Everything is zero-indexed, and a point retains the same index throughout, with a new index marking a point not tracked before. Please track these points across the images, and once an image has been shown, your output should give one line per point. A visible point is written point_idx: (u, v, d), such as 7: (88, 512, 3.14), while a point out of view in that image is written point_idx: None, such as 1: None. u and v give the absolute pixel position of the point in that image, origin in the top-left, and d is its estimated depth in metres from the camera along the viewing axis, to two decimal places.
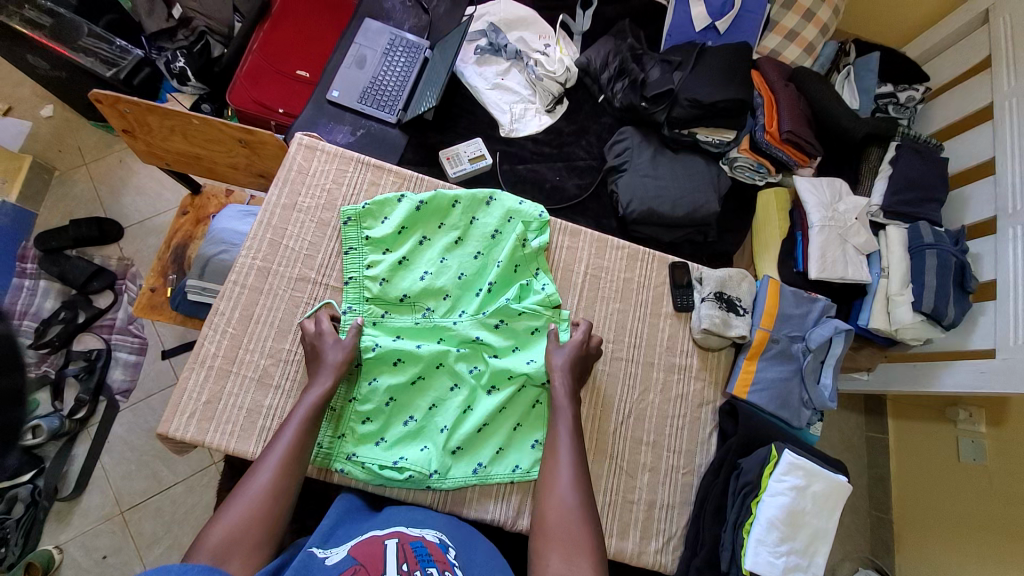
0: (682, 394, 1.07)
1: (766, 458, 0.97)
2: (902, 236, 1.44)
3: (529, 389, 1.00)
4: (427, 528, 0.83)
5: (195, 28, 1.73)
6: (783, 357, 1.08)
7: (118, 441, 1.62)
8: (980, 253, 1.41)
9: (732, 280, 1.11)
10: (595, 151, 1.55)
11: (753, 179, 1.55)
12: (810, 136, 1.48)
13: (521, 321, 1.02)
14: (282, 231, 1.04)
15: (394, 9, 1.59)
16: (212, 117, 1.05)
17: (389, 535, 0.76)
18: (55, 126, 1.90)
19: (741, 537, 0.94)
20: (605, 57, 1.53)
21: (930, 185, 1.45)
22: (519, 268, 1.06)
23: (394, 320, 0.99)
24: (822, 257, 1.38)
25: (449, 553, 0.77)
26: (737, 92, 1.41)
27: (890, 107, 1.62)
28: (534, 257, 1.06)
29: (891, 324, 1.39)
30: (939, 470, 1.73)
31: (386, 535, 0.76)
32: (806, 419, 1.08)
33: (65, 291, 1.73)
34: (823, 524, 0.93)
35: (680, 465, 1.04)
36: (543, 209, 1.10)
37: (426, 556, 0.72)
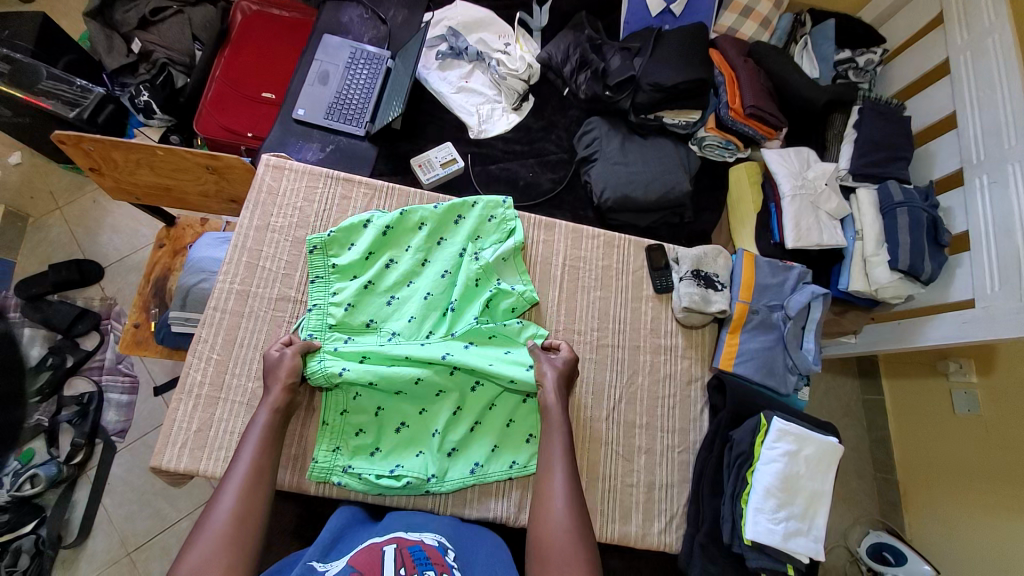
0: (670, 374, 1.09)
1: (756, 428, 0.98)
2: (874, 197, 1.46)
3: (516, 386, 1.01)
4: (425, 531, 0.84)
5: (156, 61, 1.73)
6: (765, 327, 1.09)
7: (119, 483, 1.63)
8: (951, 206, 1.43)
9: (707, 257, 1.12)
10: (565, 144, 1.56)
11: (723, 157, 1.58)
12: (774, 108, 1.50)
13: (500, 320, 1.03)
14: (258, 253, 1.04)
15: (352, 23, 1.59)
16: (176, 147, 1.05)
17: (388, 542, 0.76)
18: (24, 173, 1.88)
19: (740, 507, 0.94)
20: (566, 51, 1.53)
21: (895, 145, 1.47)
22: (480, 281, 1.04)
23: (356, 345, 0.97)
24: (798, 225, 1.40)
25: (448, 553, 0.78)
26: (697, 72, 1.42)
27: (850, 72, 1.65)
28: (510, 253, 1.08)
29: (871, 285, 1.41)
30: (936, 425, 1.76)
31: (384, 542, 0.76)
32: (794, 385, 1.09)
33: (51, 336, 1.69)
34: (818, 486, 0.95)
35: (675, 444, 1.05)
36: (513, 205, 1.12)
37: (424, 558, 0.72)
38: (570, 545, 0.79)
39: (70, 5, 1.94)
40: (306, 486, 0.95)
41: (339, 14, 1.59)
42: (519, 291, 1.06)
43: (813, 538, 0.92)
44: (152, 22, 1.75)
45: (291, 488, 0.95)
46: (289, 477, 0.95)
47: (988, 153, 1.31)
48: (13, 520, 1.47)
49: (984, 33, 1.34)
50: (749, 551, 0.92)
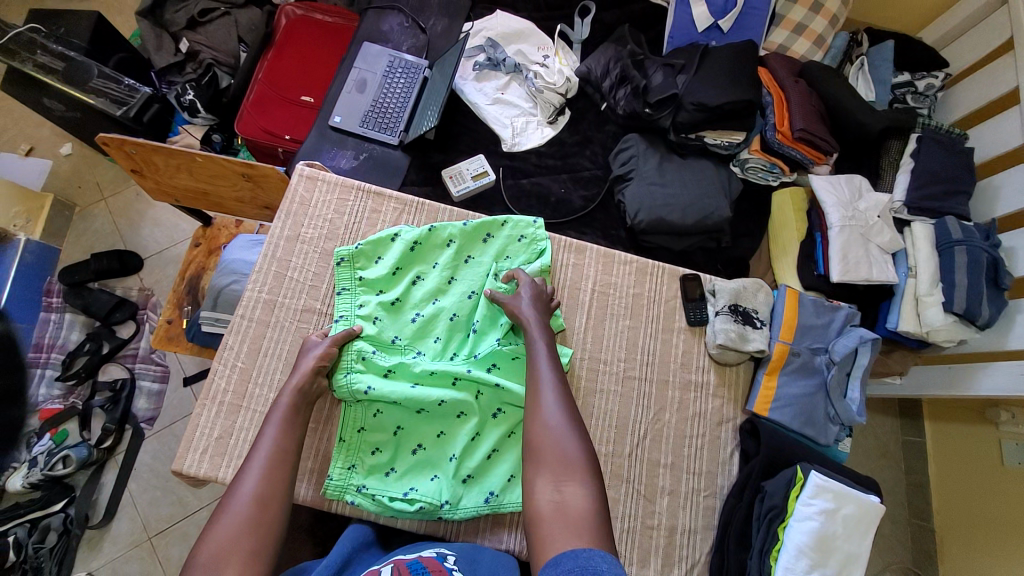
0: (699, 413, 1.03)
1: (791, 481, 0.91)
2: (930, 232, 1.36)
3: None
4: (427, 548, 0.81)
5: (202, 62, 1.78)
6: (805, 371, 1.02)
7: (144, 469, 1.70)
8: (1014, 247, 1.32)
9: (746, 291, 1.06)
10: (600, 160, 1.52)
11: (767, 181, 1.51)
12: (825, 132, 1.42)
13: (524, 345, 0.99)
14: (286, 263, 1.04)
15: (392, 31, 1.58)
16: (214, 154, 1.06)
17: (385, 564, 0.73)
18: (74, 164, 1.96)
19: (768, 564, 0.88)
20: (606, 65, 1.49)
21: (957, 178, 1.38)
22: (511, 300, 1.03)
23: (384, 358, 0.95)
24: (844, 258, 1.32)
25: (447, 561, 0.75)
26: (744, 92, 1.36)
27: (908, 96, 1.56)
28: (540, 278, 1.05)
29: (922, 326, 1.31)
30: (982, 475, 1.64)
31: (383, 562, 0.74)
32: (834, 436, 1.02)
33: (89, 323, 1.79)
34: (856, 548, 0.88)
35: (701, 488, 0.99)
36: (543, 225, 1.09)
37: (419, 567, 0.70)
38: (566, 453, 0.74)
39: (126, 4, 2.01)
40: (320, 503, 0.95)
41: (380, 22, 1.59)
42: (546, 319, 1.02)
43: None
44: (199, 22, 1.79)
45: (306, 502, 0.94)
46: (304, 492, 0.95)
47: None
48: (45, 498, 1.57)
49: None
50: None
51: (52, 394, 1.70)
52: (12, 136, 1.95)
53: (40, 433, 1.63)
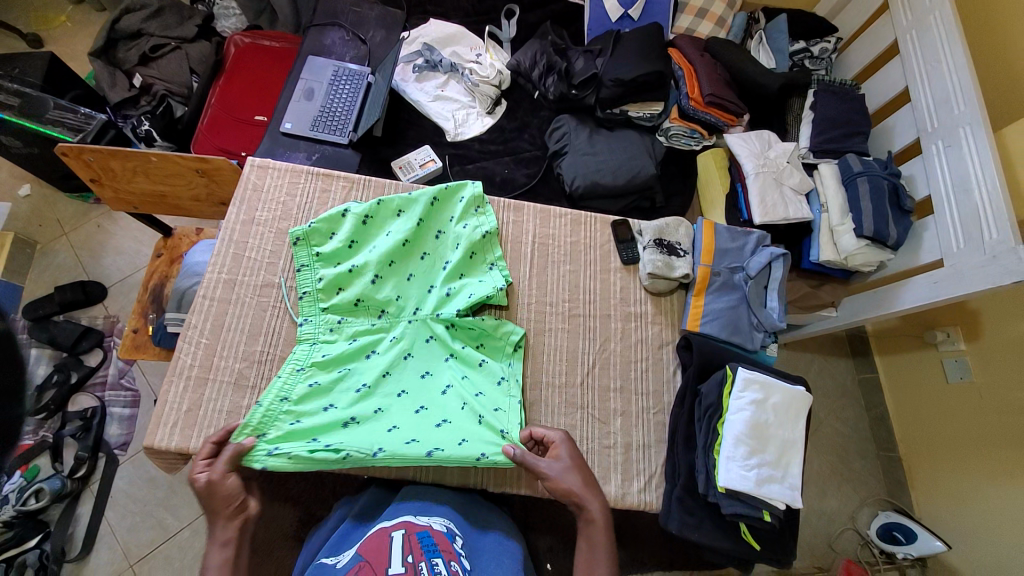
0: (641, 339, 1.13)
1: (723, 380, 1.01)
2: (834, 171, 1.53)
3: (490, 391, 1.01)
4: (433, 514, 0.90)
5: (156, 93, 1.90)
6: (727, 288, 1.12)
7: (121, 496, 1.70)
8: (912, 174, 1.49)
9: (669, 227, 1.17)
10: (538, 142, 1.65)
11: (690, 145, 1.66)
12: (732, 96, 1.59)
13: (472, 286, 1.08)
14: (244, 244, 1.10)
15: (335, 45, 1.70)
16: (170, 153, 1.13)
17: (396, 528, 0.82)
18: (33, 205, 2.00)
19: (713, 458, 0.96)
20: (533, 57, 1.65)
21: (852, 122, 1.55)
22: (476, 255, 1.12)
23: (354, 324, 1.04)
24: (763, 201, 1.46)
25: (455, 541, 0.84)
26: (655, 66, 1.52)
27: (806, 61, 1.76)
28: (489, 244, 1.13)
29: (840, 253, 1.46)
30: (933, 397, 1.76)
31: (393, 527, 0.82)
32: (760, 342, 1.12)
33: (56, 355, 1.81)
34: (790, 435, 0.97)
35: (650, 406, 1.08)
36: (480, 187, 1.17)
37: (432, 546, 0.78)
38: None
39: (78, 50, 2.12)
40: None
41: (322, 38, 1.71)
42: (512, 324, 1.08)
43: (788, 486, 0.93)
44: (151, 58, 1.93)
45: None
46: None
47: (940, 121, 1.38)
48: (19, 535, 1.55)
49: (925, 11, 1.44)
50: (724, 499, 0.93)
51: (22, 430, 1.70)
52: None
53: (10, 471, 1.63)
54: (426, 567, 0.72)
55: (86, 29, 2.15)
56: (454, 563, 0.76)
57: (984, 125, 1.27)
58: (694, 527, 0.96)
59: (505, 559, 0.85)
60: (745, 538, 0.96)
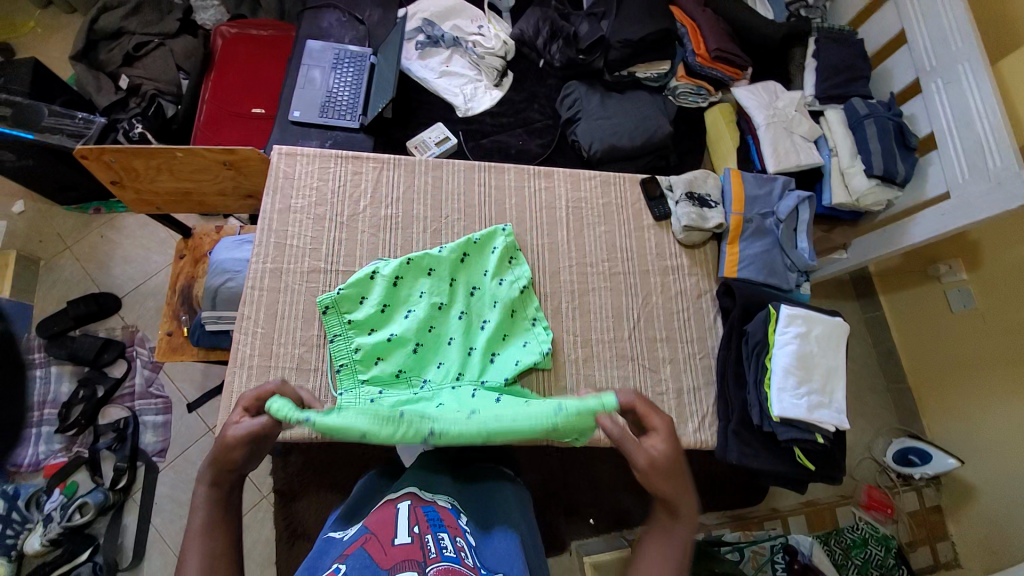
0: (681, 291, 1.17)
1: (767, 318, 1.06)
2: (841, 115, 1.56)
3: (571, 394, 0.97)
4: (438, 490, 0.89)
5: (145, 94, 1.82)
6: (760, 233, 1.16)
7: (165, 501, 1.71)
8: (914, 113, 1.54)
9: (698, 180, 1.20)
10: (548, 111, 1.65)
11: (698, 103, 1.68)
12: (737, 48, 1.60)
13: (516, 348, 1.04)
14: (285, 233, 1.10)
15: (332, 27, 1.66)
16: (195, 146, 1.11)
17: (402, 499, 0.84)
18: (29, 220, 1.94)
19: (764, 391, 1.01)
20: (536, 24, 1.63)
21: (854, 66, 1.58)
22: (515, 312, 1.08)
23: (390, 396, 0.95)
24: (776, 150, 1.50)
25: (461, 517, 0.85)
26: (660, 24, 1.53)
27: (801, 10, 1.77)
28: (526, 297, 1.09)
29: (852, 195, 1.51)
30: (938, 326, 1.85)
31: (399, 498, 0.84)
32: (795, 282, 1.16)
33: (77, 371, 1.79)
34: (833, 362, 1.02)
35: (696, 352, 1.12)
36: (509, 227, 1.14)
37: (437, 519, 0.79)
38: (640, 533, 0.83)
39: (53, 54, 2.01)
40: None
41: (318, 21, 1.67)
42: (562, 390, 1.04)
43: (836, 409, 0.99)
44: (135, 57, 1.86)
45: None
46: None
47: (938, 59, 1.42)
48: (70, 550, 1.57)
49: None
50: (778, 426, 0.99)
51: (53, 448, 1.70)
52: None
53: (49, 490, 1.64)
54: (432, 540, 0.74)
55: (59, 32, 2.05)
56: (460, 538, 0.78)
57: (982, 60, 1.31)
58: (752, 457, 1.02)
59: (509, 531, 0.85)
60: (800, 461, 1.03)
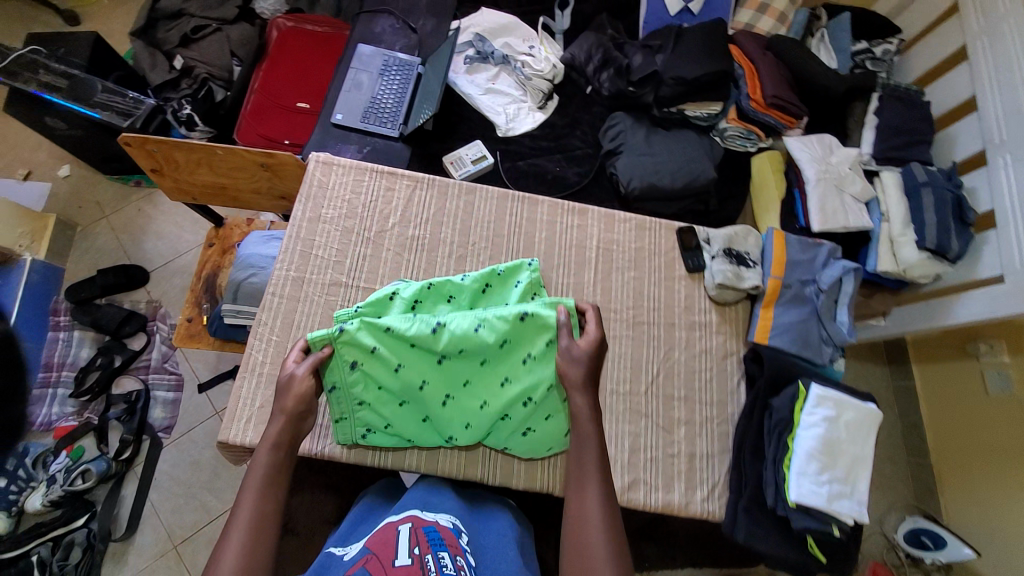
0: (706, 349, 1.11)
1: (795, 395, 1.00)
2: (897, 180, 1.48)
3: (555, 416, 1.02)
4: (440, 511, 0.89)
5: (197, 76, 1.84)
6: (797, 301, 1.11)
7: (164, 478, 1.73)
8: (974, 187, 1.45)
9: (738, 237, 1.15)
10: (589, 139, 1.62)
11: (746, 147, 1.62)
12: (794, 97, 1.55)
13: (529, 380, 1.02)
14: (311, 242, 1.10)
15: (385, 32, 1.67)
16: (236, 146, 1.12)
17: (403, 521, 0.82)
18: (72, 185, 1.99)
19: (783, 472, 0.96)
20: (589, 51, 1.60)
21: (917, 129, 1.51)
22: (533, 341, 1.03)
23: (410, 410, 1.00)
24: (823, 208, 1.43)
25: (462, 537, 0.84)
26: (719, 64, 1.48)
27: (867, 62, 1.67)
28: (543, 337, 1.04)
29: (899, 265, 1.43)
30: (970, 406, 1.74)
31: (400, 520, 0.82)
32: (829, 356, 1.09)
33: (98, 338, 1.83)
34: (860, 451, 0.96)
35: (714, 416, 1.07)
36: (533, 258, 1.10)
37: (437, 539, 0.78)
38: None
39: (115, 26, 2.06)
40: (364, 458, 1.05)
41: (371, 25, 1.67)
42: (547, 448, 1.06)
43: (856, 501, 0.93)
44: (192, 39, 1.88)
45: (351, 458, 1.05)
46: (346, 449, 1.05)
47: (1010, 133, 1.33)
48: (68, 514, 1.60)
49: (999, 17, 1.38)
50: (794, 513, 0.93)
51: (66, 411, 1.74)
52: (8, 162, 1.98)
53: (56, 452, 1.67)
54: (432, 560, 0.72)
55: (124, 7, 2.10)
56: (460, 558, 0.76)
57: None
58: (760, 538, 0.96)
59: (510, 555, 0.84)
60: (812, 550, 0.96)
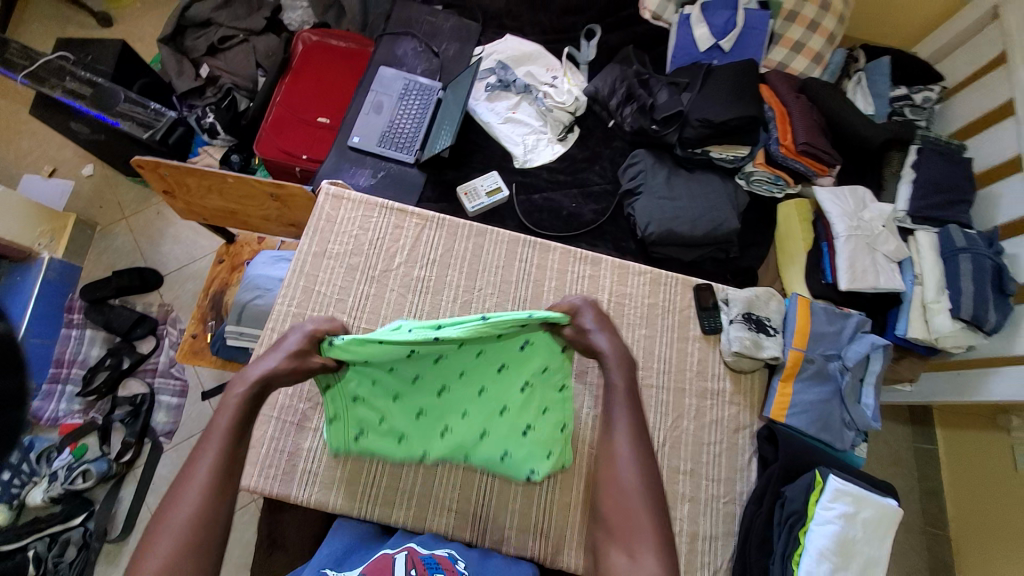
0: (717, 419, 1.05)
1: (810, 485, 0.94)
2: (934, 240, 1.39)
3: (552, 409, 0.96)
4: (435, 545, 0.88)
5: (222, 86, 1.87)
6: (819, 377, 1.05)
7: (162, 484, 1.69)
8: (1016, 254, 1.35)
9: (759, 300, 1.10)
10: (608, 175, 1.56)
11: (772, 193, 1.53)
12: (827, 145, 1.46)
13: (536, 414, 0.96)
14: (315, 278, 1.08)
15: (407, 56, 1.65)
16: (245, 175, 1.10)
17: (398, 551, 0.80)
18: (95, 185, 2.00)
19: (790, 569, 0.91)
20: (613, 84, 1.55)
21: (957, 188, 1.41)
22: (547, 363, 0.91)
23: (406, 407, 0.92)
24: (853, 267, 1.35)
25: (458, 562, 0.82)
26: (750, 108, 1.41)
27: (906, 109, 1.59)
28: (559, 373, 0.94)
29: (931, 333, 1.34)
30: (997, 481, 1.58)
31: (394, 551, 0.81)
32: (850, 441, 1.04)
33: (109, 338, 1.81)
34: (876, 552, 0.91)
35: (721, 494, 1.01)
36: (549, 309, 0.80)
37: (434, 563, 0.77)
38: None
39: (146, 31, 2.08)
40: (349, 510, 0.99)
41: (394, 48, 1.65)
42: (545, 458, 0.98)
43: None
44: (219, 49, 1.89)
45: (337, 510, 0.99)
46: (333, 500, 0.99)
47: None
48: (66, 511, 1.57)
49: None
50: None
51: (73, 408, 1.72)
52: (36, 158, 2.00)
53: (61, 448, 1.64)
54: None
55: (154, 9, 2.11)
56: None
57: None
58: None
59: None
60: None
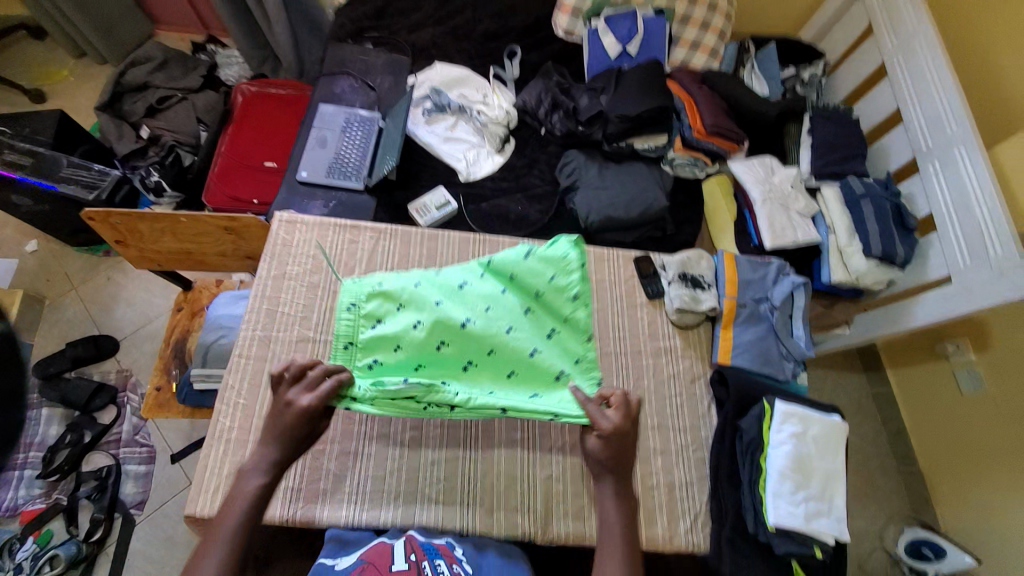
0: (674, 373, 1.14)
1: (761, 414, 1.06)
2: (837, 193, 1.58)
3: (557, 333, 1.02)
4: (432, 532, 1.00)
5: (164, 144, 1.89)
6: (753, 319, 1.18)
7: (138, 558, 1.61)
8: (912, 193, 1.53)
9: (691, 261, 1.22)
10: (548, 177, 1.68)
11: (694, 174, 1.69)
12: (732, 124, 1.64)
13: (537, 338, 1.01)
14: (277, 299, 1.12)
15: (344, 92, 1.74)
16: (199, 213, 1.15)
17: (397, 539, 0.92)
18: (40, 259, 1.97)
19: (759, 493, 1.00)
20: (539, 95, 1.70)
21: (850, 145, 1.61)
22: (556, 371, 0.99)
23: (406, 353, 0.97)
24: (772, 227, 1.51)
25: (455, 548, 0.95)
26: (659, 100, 1.59)
27: (797, 86, 1.82)
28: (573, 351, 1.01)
29: (852, 275, 1.49)
30: (947, 406, 1.72)
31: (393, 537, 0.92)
32: (791, 372, 1.17)
33: (68, 414, 1.74)
34: (832, 466, 1.02)
35: (688, 442, 1.08)
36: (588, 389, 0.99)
37: (432, 549, 0.89)
38: None
39: (82, 103, 2.11)
40: (337, 519, 1.00)
41: (332, 87, 1.74)
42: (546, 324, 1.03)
43: (834, 518, 0.98)
44: (158, 109, 1.93)
45: (327, 521, 1.00)
46: (321, 512, 1.01)
47: (933, 139, 1.43)
48: None
49: (909, 35, 1.50)
50: (775, 538, 0.98)
51: (33, 494, 1.63)
52: None
53: (23, 538, 1.55)
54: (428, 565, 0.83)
55: (88, 82, 2.15)
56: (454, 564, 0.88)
57: (976, 143, 1.32)
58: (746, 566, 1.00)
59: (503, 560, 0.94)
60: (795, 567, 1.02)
